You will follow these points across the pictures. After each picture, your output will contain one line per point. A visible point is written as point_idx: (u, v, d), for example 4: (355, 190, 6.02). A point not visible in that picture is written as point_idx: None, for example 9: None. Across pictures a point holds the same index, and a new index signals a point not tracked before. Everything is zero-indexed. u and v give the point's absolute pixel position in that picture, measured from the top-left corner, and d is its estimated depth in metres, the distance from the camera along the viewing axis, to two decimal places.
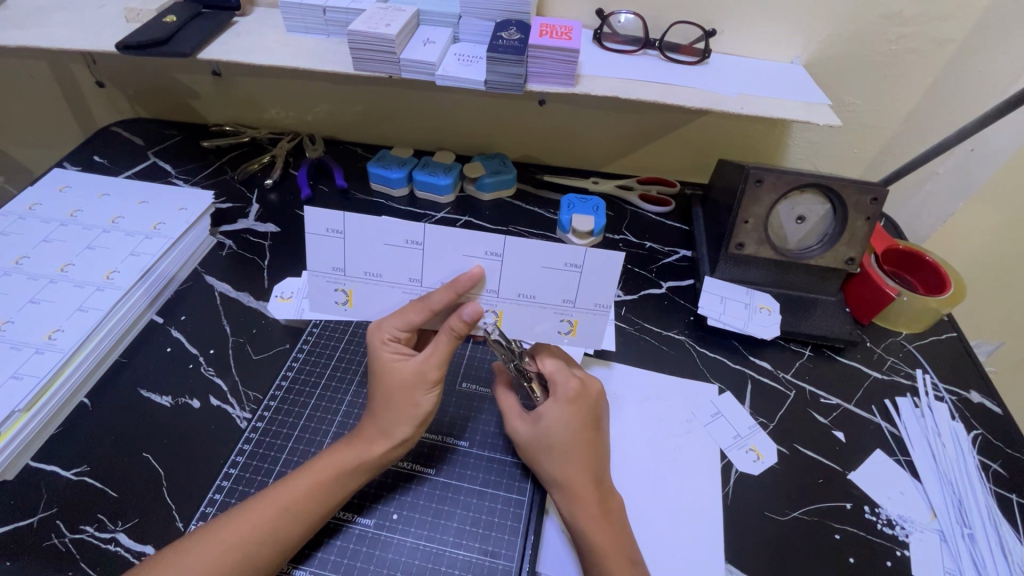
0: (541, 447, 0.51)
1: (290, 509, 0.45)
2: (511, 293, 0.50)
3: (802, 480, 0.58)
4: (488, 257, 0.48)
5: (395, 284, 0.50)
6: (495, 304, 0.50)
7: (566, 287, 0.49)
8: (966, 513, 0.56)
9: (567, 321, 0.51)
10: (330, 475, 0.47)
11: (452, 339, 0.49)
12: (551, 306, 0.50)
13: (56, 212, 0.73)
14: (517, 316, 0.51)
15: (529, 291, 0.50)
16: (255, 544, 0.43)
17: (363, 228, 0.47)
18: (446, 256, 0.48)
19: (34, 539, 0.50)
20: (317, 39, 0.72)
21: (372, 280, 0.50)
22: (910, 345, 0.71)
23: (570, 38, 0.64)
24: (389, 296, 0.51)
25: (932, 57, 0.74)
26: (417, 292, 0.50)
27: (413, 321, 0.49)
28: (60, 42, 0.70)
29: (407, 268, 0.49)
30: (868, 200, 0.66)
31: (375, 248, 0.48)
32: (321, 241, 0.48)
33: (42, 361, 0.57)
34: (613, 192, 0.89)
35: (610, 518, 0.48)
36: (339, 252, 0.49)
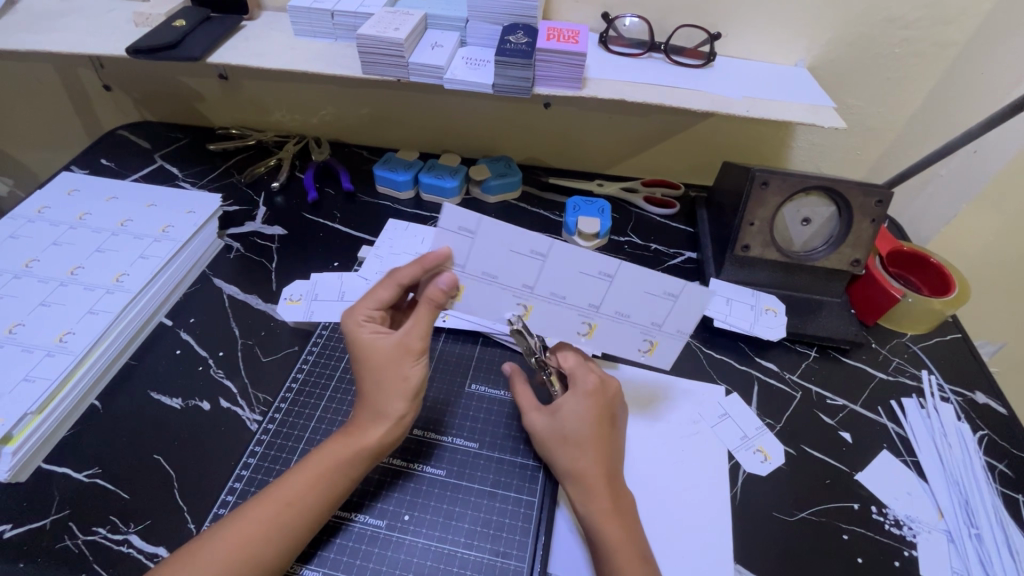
0: (555, 439, 0.51)
1: (298, 502, 0.45)
2: (610, 311, 0.54)
3: (809, 481, 0.58)
4: (599, 276, 0.52)
5: (508, 287, 0.52)
6: (529, 299, 0.53)
7: (656, 309, 0.53)
8: (973, 513, 0.56)
9: (588, 324, 0.54)
10: (331, 463, 0.47)
11: (432, 309, 0.50)
12: (638, 325, 0.55)
13: (64, 215, 0.74)
14: (604, 330, 0.55)
15: (622, 311, 0.54)
16: (263, 538, 0.44)
17: (494, 233, 0.49)
18: (563, 267, 0.51)
19: (46, 541, 0.50)
20: (325, 43, 0.72)
21: (486, 281, 0.51)
22: (915, 346, 0.72)
23: (577, 42, 0.65)
24: (498, 297, 0.52)
25: (935, 61, 0.74)
26: (524, 297, 0.52)
27: (389, 297, 0.52)
28: (70, 47, 0.70)
29: (523, 275, 0.51)
30: (873, 202, 0.66)
31: (500, 253, 0.50)
32: (449, 238, 0.49)
33: (54, 363, 0.57)
34: (618, 195, 0.90)
35: (620, 513, 0.48)
36: (464, 251, 0.49)
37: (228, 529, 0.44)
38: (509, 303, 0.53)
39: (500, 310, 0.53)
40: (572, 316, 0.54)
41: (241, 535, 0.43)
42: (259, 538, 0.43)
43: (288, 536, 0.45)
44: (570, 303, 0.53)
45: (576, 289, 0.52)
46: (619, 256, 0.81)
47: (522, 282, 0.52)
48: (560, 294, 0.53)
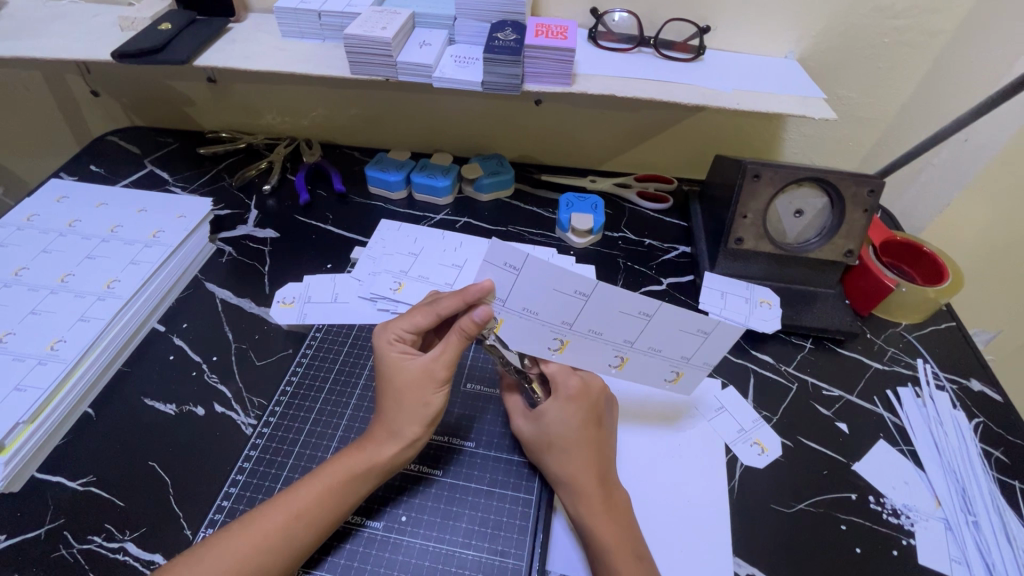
0: (543, 445, 0.51)
1: (299, 517, 0.45)
2: (643, 345, 0.55)
3: (806, 472, 0.58)
4: (638, 315, 0.52)
5: (547, 322, 0.52)
6: (565, 334, 0.53)
7: (690, 346, 0.55)
8: (969, 501, 0.56)
9: (620, 356, 0.55)
10: (339, 480, 0.47)
11: (461, 340, 0.50)
12: (668, 357, 0.56)
13: (54, 223, 0.73)
14: (635, 363, 0.56)
15: (655, 347, 0.55)
16: (262, 555, 0.43)
17: (540, 271, 0.48)
18: (605, 305, 0.51)
19: (41, 550, 0.49)
20: (313, 44, 0.72)
21: (526, 317, 0.51)
22: (910, 335, 0.72)
23: (566, 38, 0.64)
24: (535, 331, 0.52)
25: (925, 50, 0.74)
26: (562, 332, 0.52)
27: (423, 324, 0.52)
28: (56, 53, 0.70)
29: (564, 312, 0.51)
30: (865, 191, 0.66)
31: (543, 290, 0.50)
32: (494, 272, 0.49)
33: (46, 372, 0.57)
34: (611, 190, 0.90)
35: (614, 513, 0.48)
36: (508, 286, 0.49)
37: (223, 547, 0.43)
38: (546, 339, 0.53)
39: (535, 344, 0.53)
40: (607, 349, 0.54)
41: (237, 553, 0.43)
42: (256, 555, 0.43)
43: (291, 553, 0.44)
44: (606, 338, 0.54)
45: (614, 325, 0.53)
46: (613, 251, 0.81)
47: (562, 320, 0.52)
48: (597, 330, 0.53)
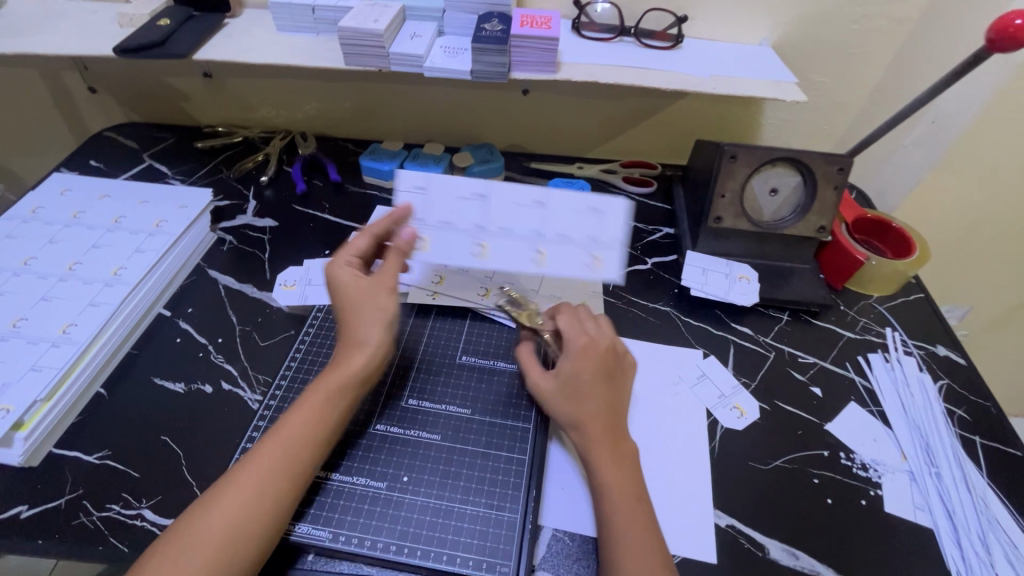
0: (558, 393, 0.55)
1: (298, 443, 0.49)
2: (551, 231, 0.63)
3: (782, 432, 0.62)
4: (533, 207, 0.64)
5: (520, 235, 0.63)
6: (540, 243, 0.63)
7: (596, 226, 0.63)
8: (933, 454, 0.61)
9: (595, 256, 0.63)
10: (322, 398, 0.52)
11: (398, 254, 0.61)
12: (579, 242, 0.63)
13: (59, 214, 0.76)
14: (554, 254, 0.63)
15: (557, 204, 0.63)
16: (274, 485, 0.47)
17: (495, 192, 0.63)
18: (508, 202, 0.64)
19: (62, 519, 0.52)
20: (308, 37, 0.74)
21: (500, 233, 0.63)
22: (881, 306, 0.76)
23: (550, 28, 0.68)
24: (517, 244, 0.63)
25: (891, 35, 0.78)
26: (536, 242, 0.63)
27: (362, 242, 0.61)
28: (57, 49, 0.72)
29: (529, 222, 0.63)
30: (835, 169, 0.70)
31: (502, 206, 0.63)
32: (456, 207, 0.64)
33: (59, 354, 0.60)
34: (598, 176, 0.93)
35: (619, 464, 0.51)
36: (473, 211, 0.63)
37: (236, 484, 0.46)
38: (469, 245, 0.63)
39: (522, 255, 0.63)
40: (522, 245, 0.63)
41: (248, 486, 0.46)
42: (267, 485, 0.46)
43: (295, 474, 0.48)
44: (516, 235, 0.63)
45: (523, 216, 0.63)
46: None
47: (474, 228, 0.63)
48: (565, 233, 0.63)
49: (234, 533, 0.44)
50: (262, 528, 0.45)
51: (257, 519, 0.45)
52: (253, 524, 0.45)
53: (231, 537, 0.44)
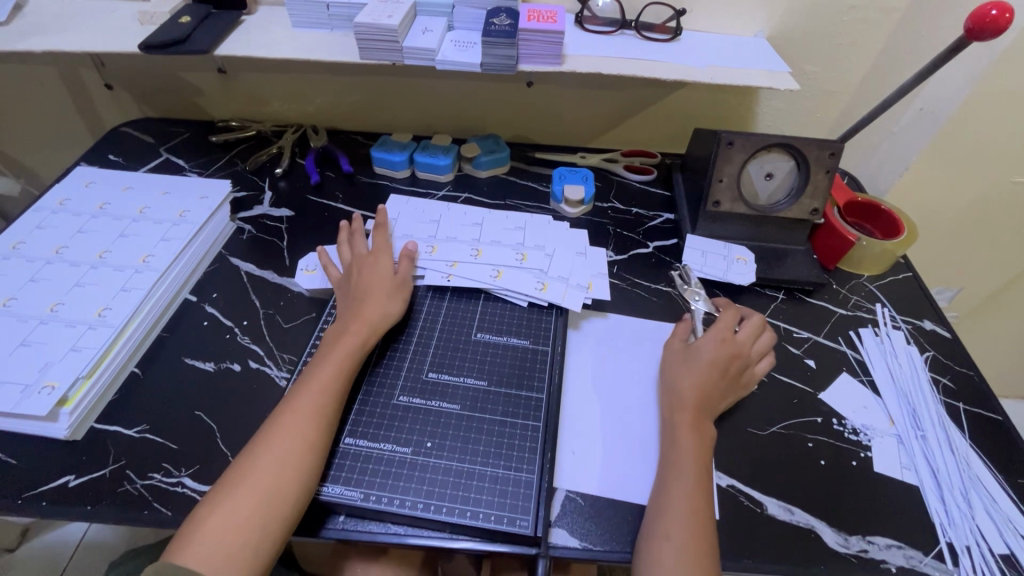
0: (677, 361, 0.63)
1: (327, 394, 0.55)
2: (487, 238, 0.76)
3: (778, 401, 0.66)
4: (474, 225, 0.79)
5: (463, 240, 0.76)
6: (476, 245, 0.75)
7: (535, 234, 0.78)
8: (918, 418, 0.65)
9: (521, 253, 0.74)
10: (342, 358, 0.59)
11: (410, 260, 0.69)
12: (510, 245, 0.76)
13: (85, 205, 0.79)
14: (488, 252, 0.74)
15: (507, 221, 0.79)
16: (312, 433, 0.53)
17: (452, 214, 0.80)
18: (454, 217, 0.79)
19: (108, 486, 0.56)
20: (322, 33, 0.78)
21: (446, 240, 0.76)
22: (872, 285, 0.80)
23: (555, 22, 0.71)
24: (457, 247, 0.75)
25: (880, 25, 0.82)
26: (475, 244, 0.75)
27: (382, 242, 0.70)
28: (83, 46, 0.75)
29: (471, 232, 0.77)
30: (827, 154, 0.73)
31: (457, 220, 0.79)
32: (420, 224, 0.78)
33: (97, 335, 0.63)
34: (600, 165, 0.97)
35: (699, 428, 0.57)
36: (430, 225, 0.77)
37: (278, 436, 0.52)
38: (421, 245, 0.75)
39: (454, 254, 0.74)
40: (462, 246, 0.75)
41: (289, 433, 0.52)
42: (307, 433, 0.53)
43: (328, 421, 0.54)
44: (459, 240, 0.76)
45: (466, 226, 0.78)
46: (604, 219, 0.88)
47: (425, 234, 0.76)
48: (496, 240, 0.76)
49: (282, 478, 0.50)
50: (303, 473, 0.51)
51: (300, 464, 0.51)
52: (297, 469, 0.51)
53: (277, 481, 0.50)
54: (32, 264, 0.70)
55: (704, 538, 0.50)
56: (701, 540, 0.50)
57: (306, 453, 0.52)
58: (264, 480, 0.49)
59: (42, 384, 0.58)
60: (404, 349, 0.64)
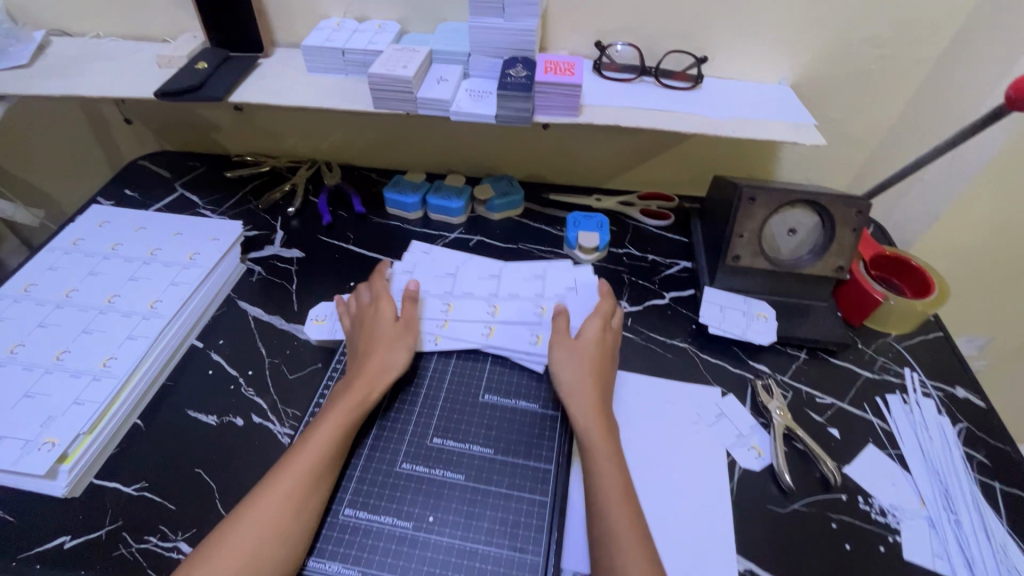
0: (563, 350, 0.63)
1: (323, 457, 0.53)
2: (503, 293, 0.74)
3: (800, 475, 0.62)
4: (491, 278, 0.77)
5: (480, 297, 0.74)
6: (495, 300, 0.74)
7: (551, 287, 0.75)
8: (951, 500, 0.61)
9: (540, 307, 0.72)
10: (343, 416, 0.57)
11: (412, 302, 0.69)
12: (528, 299, 0.74)
13: (98, 246, 0.79)
14: (506, 307, 0.72)
15: (523, 274, 0.77)
16: (302, 500, 0.51)
17: (468, 269, 0.78)
18: (471, 272, 0.78)
19: (103, 550, 0.55)
20: (337, 78, 0.77)
21: (464, 297, 0.74)
22: (899, 345, 0.76)
23: (573, 74, 0.70)
24: (474, 305, 0.73)
25: (909, 75, 0.79)
26: (492, 300, 0.73)
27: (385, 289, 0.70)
28: (101, 91, 0.75)
29: (488, 287, 0.75)
30: (853, 212, 0.71)
31: (472, 274, 0.78)
32: (437, 279, 0.77)
33: (100, 387, 0.62)
34: (616, 208, 0.95)
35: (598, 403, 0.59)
36: (447, 282, 0.76)
37: (267, 501, 0.50)
38: (438, 302, 0.73)
39: (472, 313, 0.72)
40: (479, 302, 0.73)
41: (279, 499, 0.50)
42: (298, 501, 0.51)
43: (323, 486, 0.52)
44: (476, 296, 0.74)
45: (483, 280, 0.76)
46: (619, 267, 0.86)
47: (441, 289, 0.75)
48: (515, 293, 0.74)
49: (264, 548, 0.47)
50: (286, 543, 0.49)
51: (285, 534, 0.49)
52: (282, 539, 0.48)
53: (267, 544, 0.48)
54: (41, 309, 0.70)
55: (631, 502, 0.52)
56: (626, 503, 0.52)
57: (293, 522, 0.50)
58: (251, 548, 0.47)
59: (43, 440, 0.57)
60: (409, 411, 0.62)
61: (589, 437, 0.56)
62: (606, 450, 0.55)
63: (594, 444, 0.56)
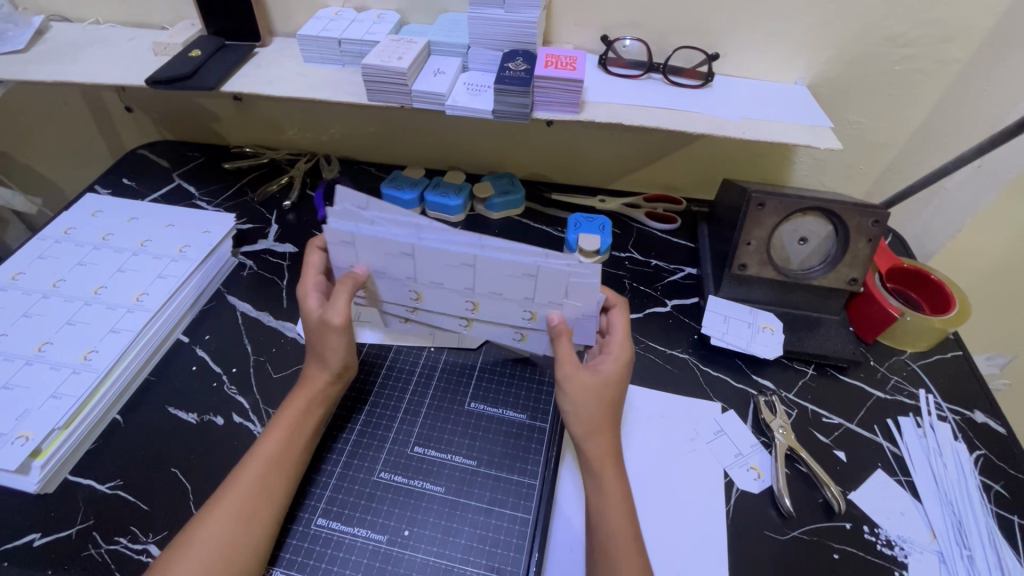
0: (579, 388, 0.55)
1: (277, 461, 0.51)
2: (485, 289, 0.57)
3: (802, 500, 0.59)
4: (464, 266, 0.56)
5: (455, 288, 0.58)
6: (473, 297, 0.59)
7: (548, 289, 0.55)
8: (965, 534, 0.57)
9: (529, 313, 0.58)
10: (295, 418, 0.54)
11: (348, 285, 0.56)
12: (515, 300, 0.58)
13: (89, 236, 0.78)
14: (487, 306, 0.59)
15: (510, 268, 0.55)
16: (254, 513, 0.48)
17: (430, 255, 0.55)
18: (435, 255, 0.55)
19: (72, 549, 0.53)
20: (333, 69, 0.75)
21: (436, 288, 0.59)
22: (915, 364, 0.72)
23: (575, 69, 0.66)
24: (450, 298, 0.59)
25: (936, 77, 0.75)
26: (470, 295, 0.58)
27: (317, 263, 0.61)
28: (93, 77, 0.74)
29: (462, 279, 0.57)
30: (869, 222, 0.67)
31: (439, 266, 0.56)
32: (395, 261, 0.57)
33: (79, 381, 0.61)
34: (620, 211, 0.91)
35: (612, 447, 0.54)
36: (408, 268, 0.57)
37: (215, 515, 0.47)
38: (402, 289, 0.60)
39: (450, 306, 0.60)
40: (453, 297, 0.59)
41: (228, 512, 0.47)
42: (248, 513, 0.48)
43: (278, 491, 0.50)
44: (447, 286, 0.58)
45: (453, 268, 0.56)
46: (620, 272, 0.83)
47: (403, 272, 0.58)
48: (499, 292, 0.57)
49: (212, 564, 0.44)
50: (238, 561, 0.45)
51: (236, 551, 0.46)
52: (233, 558, 0.45)
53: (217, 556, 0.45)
54: (27, 298, 0.69)
55: (641, 553, 0.49)
56: (635, 552, 0.48)
57: (245, 537, 0.47)
58: (202, 556, 0.45)
59: (16, 434, 0.56)
60: (389, 419, 0.60)
61: (605, 485, 0.52)
62: (618, 492, 0.51)
63: (608, 488, 0.51)
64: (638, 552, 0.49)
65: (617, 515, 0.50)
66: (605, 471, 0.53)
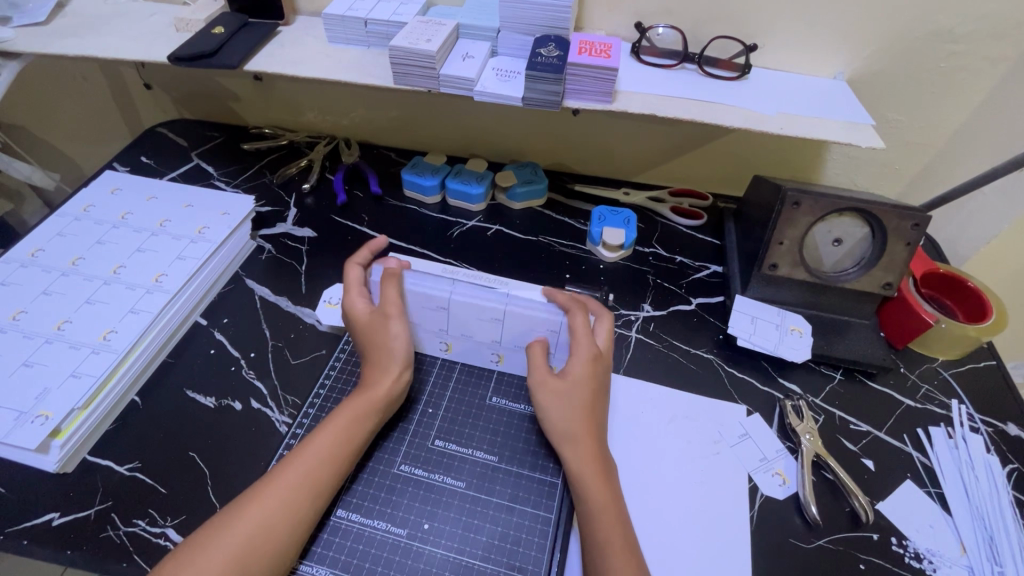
0: (548, 395, 0.54)
1: (321, 460, 0.50)
2: (511, 342, 0.62)
3: (827, 508, 0.58)
4: (493, 319, 0.61)
5: (482, 342, 0.62)
6: (498, 349, 0.62)
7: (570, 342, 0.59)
8: (996, 550, 0.55)
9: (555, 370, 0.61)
10: (347, 421, 0.53)
11: (392, 281, 0.60)
12: None
13: (107, 214, 0.77)
14: (512, 359, 0.62)
15: (534, 329, 0.60)
16: (295, 504, 0.48)
17: (464, 308, 0.61)
18: (469, 307, 0.61)
19: (91, 530, 0.53)
20: (358, 51, 0.73)
21: (465, 339, 0.62)
22: (946, 372, 0.70)
23: (609, 56, 0.64)
24: (477, 350, 0.63)
25: (983, 77, 0.71)
26: (496, 348, 0.62)
27: (357, 277, 0.62)
28: (114, 52, 0.73)
29: (490, 332, 0.61)
30: (909, 225, 0.64)
31: (469, 316, 0.61)
32: (430, 311, 0.61)
33: (99, 361, 0.61)
34: (645, 204, 0.89)
35: (596, 452, 0.52)
36: (442, 319, 0.62)
37: (260, 504, 0.47)
38: (432, 340, 0.63)
39: (476, 360, 0.63)
40: (481, 348, 0.62)
41: (272, 503, 0.47)
42: (293, 503, 0.48)
43: (323, 490, 0.49)
44: (477, 338, 0.62)
45: (485, 322, 0.61)
46: (644, 267, 0.81)
47: (437, 325, 0.62)
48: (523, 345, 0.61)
49: (247, 549, 0.45)
50: (272, 553, 0.46)
51: (271, 542, 0.46)
52: (269, 543, 0.45)
53: (254, 543, 0.45)
54: (46, 275, 0.69)
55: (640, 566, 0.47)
56: (631, 554, 0.47)
57: (281, 526, 0.46)
58: (236, 541, 0.45)
59: (35, 413, 0.56)
60: (410, 411, 0.59)
61: (590, 493, 0.50)
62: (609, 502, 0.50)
63: (591, 496, 0.50)
64: (636, 560, 0.47)
65: (607, 522, 0.48)
66: (587, 473, 0.51)
